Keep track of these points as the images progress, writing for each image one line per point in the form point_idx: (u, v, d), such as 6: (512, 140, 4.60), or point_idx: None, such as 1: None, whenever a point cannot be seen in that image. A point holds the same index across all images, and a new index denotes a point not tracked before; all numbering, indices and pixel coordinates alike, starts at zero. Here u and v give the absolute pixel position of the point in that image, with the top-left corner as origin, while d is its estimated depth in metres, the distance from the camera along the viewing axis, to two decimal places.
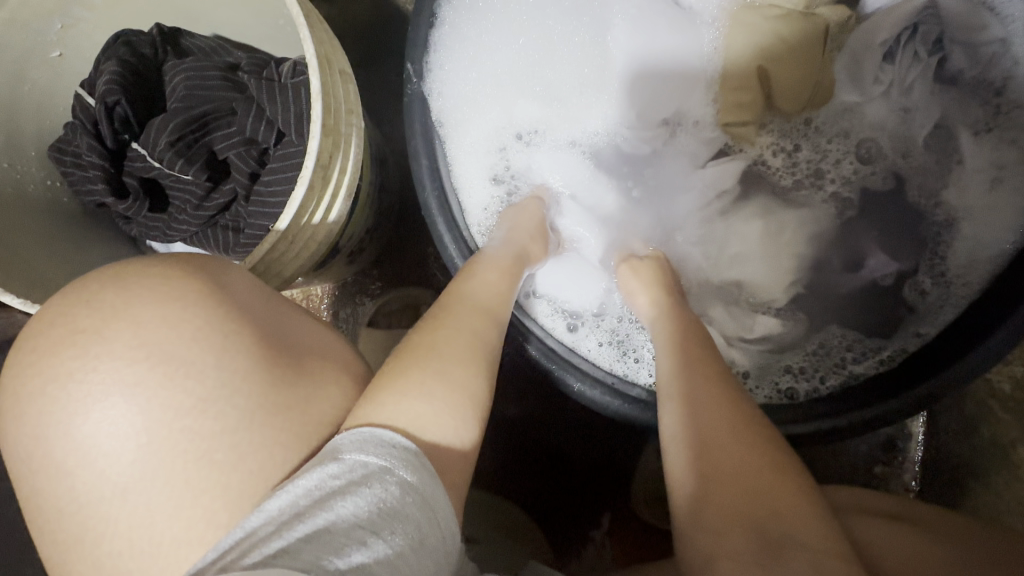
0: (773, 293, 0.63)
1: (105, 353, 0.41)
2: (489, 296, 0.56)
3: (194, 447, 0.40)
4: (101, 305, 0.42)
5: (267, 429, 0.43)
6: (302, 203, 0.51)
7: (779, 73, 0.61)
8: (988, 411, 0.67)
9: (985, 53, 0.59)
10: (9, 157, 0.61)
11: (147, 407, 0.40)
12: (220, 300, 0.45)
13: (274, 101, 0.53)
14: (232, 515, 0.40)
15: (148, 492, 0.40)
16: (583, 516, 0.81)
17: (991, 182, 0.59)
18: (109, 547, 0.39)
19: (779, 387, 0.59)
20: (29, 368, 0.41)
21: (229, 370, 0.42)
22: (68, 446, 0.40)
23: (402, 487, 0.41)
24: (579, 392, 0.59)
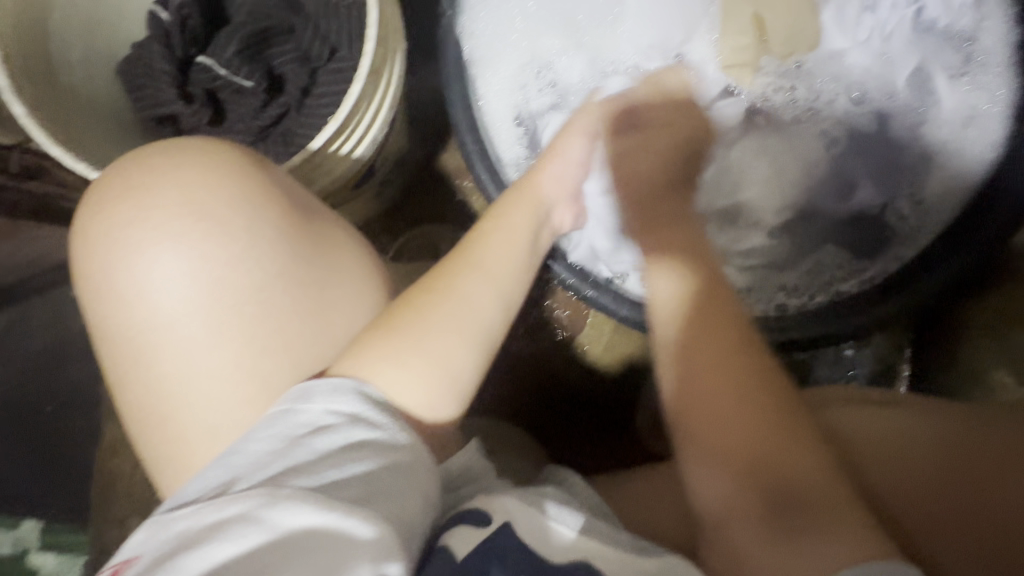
0: (763, 214, 0.70)
1: (158, 206, 0.46)
2: (498, 259, 0.55)
3: (230, 296, 0.46)
4: (156, 167, 0.47)
5: (290, 295, 0.47)
6: (360, 101, 0.53)
7: (770, 19, 0.70)
8: (967, 342, 0.78)
9: (955, 3, 0.67)
10: (83, 66, 0.58)
11: (192, 253, 0.46)
12: (249, 177, 0.48)
13: (330, 20, 0.57)
14: (257, 363, 0.46)
15: (191, 328, 0.45)
16: (588, 445, 0.88)
17: (965, 120, 0.67)
18: (155, 372, 0.46)
19: (774, 302, 0.70)
20: (98, 212, 0.47)
21: (260, 237, 0.47)
22: (124, 280, 0.46)
23: (369, 428, 0.45)
24: (594, 300, 0.68)
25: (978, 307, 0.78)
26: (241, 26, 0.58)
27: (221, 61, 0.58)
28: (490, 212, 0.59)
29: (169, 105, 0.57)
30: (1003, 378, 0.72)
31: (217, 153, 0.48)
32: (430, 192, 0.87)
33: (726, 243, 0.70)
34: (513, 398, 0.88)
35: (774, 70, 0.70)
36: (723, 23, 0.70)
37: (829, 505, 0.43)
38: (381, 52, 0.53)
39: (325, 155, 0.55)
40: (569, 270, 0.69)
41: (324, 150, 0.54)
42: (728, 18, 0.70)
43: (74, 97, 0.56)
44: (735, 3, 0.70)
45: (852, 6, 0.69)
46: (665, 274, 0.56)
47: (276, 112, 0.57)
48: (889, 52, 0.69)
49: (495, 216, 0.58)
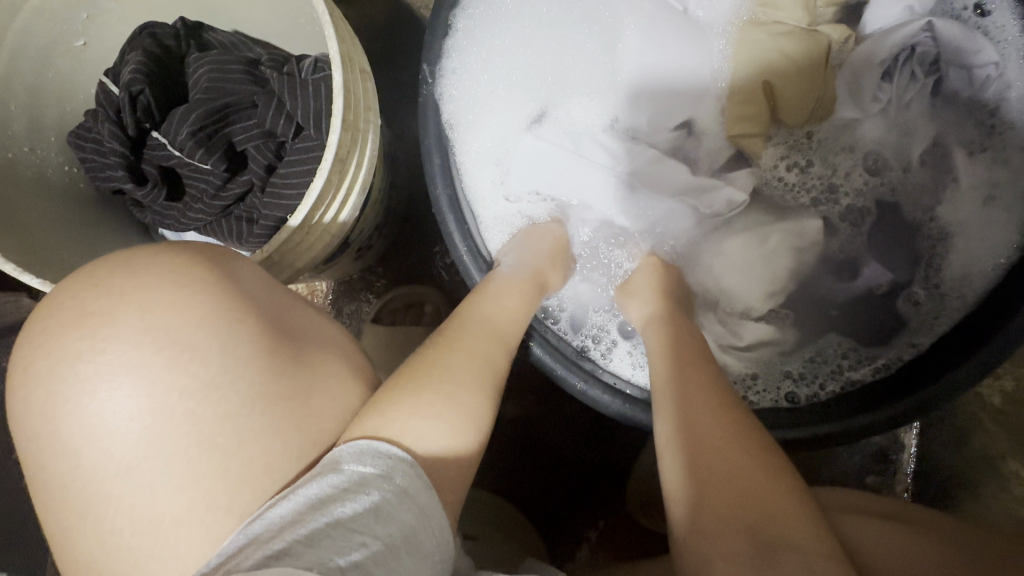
0: (750, 302, 0.66)
1: (113, 336, 0.41)
2: (506, 317, 0.56)
3: (197, 430, 0.41)
4: (116, 289, 0.43)
5: (268, 418, 0.42)
6: (323, 195, 0.48)
7: (782, 87, 0.63)
8: (979, 423, 0.75)
9: (980, 75, 0.62)
10: (30, 141, 0.54)
11: (157, 385, 0.41)
12: (228, 288, 0.44)
13: (293, 95, 0.51)
14: (231, 501, 0.41)
15: (151, 471, 0.40)
16: (579, 517, 0.83)
17: (985, 199, 0.62)
18: (110, 523, 0.40)
19: (781, 392, 0.64)
20: (42, 347, 0.42)
21: (234, 357, 0.42)
22: (74, 423, 0.41)
23: (397, 494, 0.42)
24: (581, 391, 0.60)
25: (988, 387, 0.74)
26: (198, 100, 0.52)
27: (174, 141, 0.52)
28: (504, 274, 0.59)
29: (118, 182, 0.53)
30: (1019, 471, 0.69)
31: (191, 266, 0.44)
32: (413, 249, 0.82)
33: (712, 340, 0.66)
34: (500, 467, 0.85)
35: (787, 134, 0.67)
36: (730, 92, 0.66)
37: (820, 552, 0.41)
38: (347, 138, 0.48)
39: (309, 227, 0.50)
40: (552, 354, 0.61)
41: (306, 224, 0.49)
42: (734, 88, 0.65)
43: (15, 176, 0.52)
44: (743, 71, 0.65)
45: (869, 74, 0.63)
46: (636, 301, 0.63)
47: (238, 190, 0.53)
48: (908, 120, 0.64)
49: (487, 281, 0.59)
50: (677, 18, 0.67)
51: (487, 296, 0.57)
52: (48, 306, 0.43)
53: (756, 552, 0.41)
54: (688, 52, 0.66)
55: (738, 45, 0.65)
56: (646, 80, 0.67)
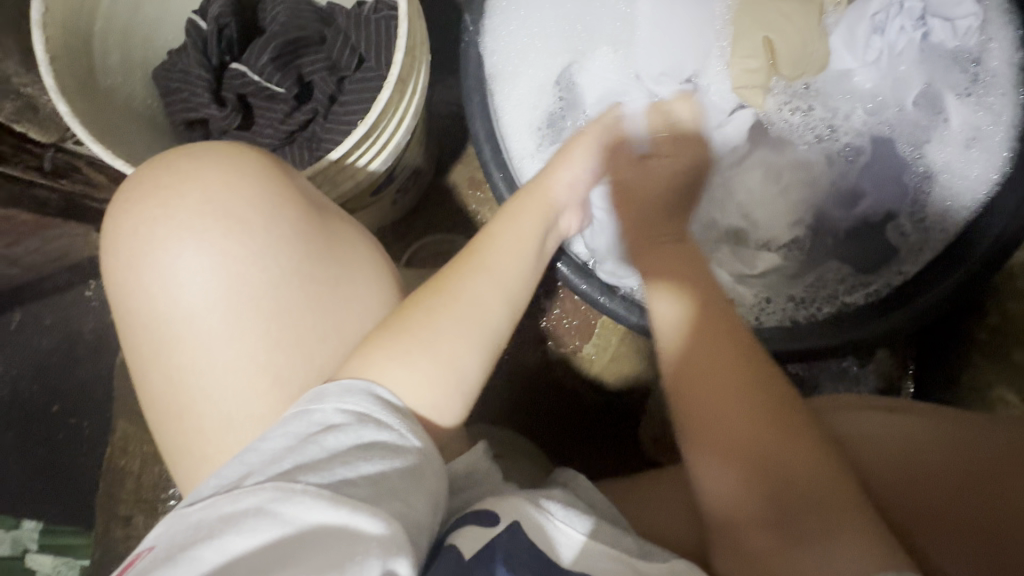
0: (774, 233, 0.73)
1: (182, 204, 0.47)
2: (507, 259, 0.56)
3: (249, 292, 0.47)
4: (181, 168, 0.49)
5: (304, 292, 0.49)
6: (387, 110, 0.55)
7: (779, 42, 0.71)
8: (969, 359, 0.81)
9: (964, 24, 0.67)
10: (122, 73, 0.61)
11: (217, 250, 0.47)
12: (273, 178, 0.50)
13: (359, 31, 0.59)
14: (270, 358, 0.47)
15: (211, 322, 0.47)
16: (595, 456, 0.89)
17: (969, 139, 0.69)
18: (174, 362, 0.47)
19: (787, 314, 0.70)
20: (124, 210, 0.49)
21: (278, 236, 0.48)
22: (150, 273, 0.47)
23: (377, 424, 0.46)
24: (605, 305, 0.68)
25: (976, 324, 0.81)
26: (274, 35, 0.60)
27: (254, 69, 0.60)
28: (501, 212, 0.60)
29: (202, 109, 0.60)
30: (1004, 395, 0.74)
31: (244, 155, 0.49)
32: (443, 201, 0.89)
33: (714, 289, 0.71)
34: (520, 407, 0.90)
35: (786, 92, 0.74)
36: (734, 46, 0.73)
37: (834, 499, 0.41)
38: (408, 62, 0.55)
39: (342, 166, 0.57)
40: (579, 274, 0.69)
41: (347, 156, 0.56)
42: (738, 42, 0.73)
43: (111, 101, 0.59)
44: (746, 29, 0.72)
45: (862, 27, 0.70)
46: (666, 298, 0.54)
47: (303, 117, 0.60)
48: (899, 70, 0.72)
49: (506, 216, 0.59)
50: None
51: (493, 239, 0.57)
52: (129, 177, 0.50)
53: (774, 500, 0.42)
54: (699, 13, 0.74)
55: (738, 9, 0.73)
56: (655, 41, 0.74)
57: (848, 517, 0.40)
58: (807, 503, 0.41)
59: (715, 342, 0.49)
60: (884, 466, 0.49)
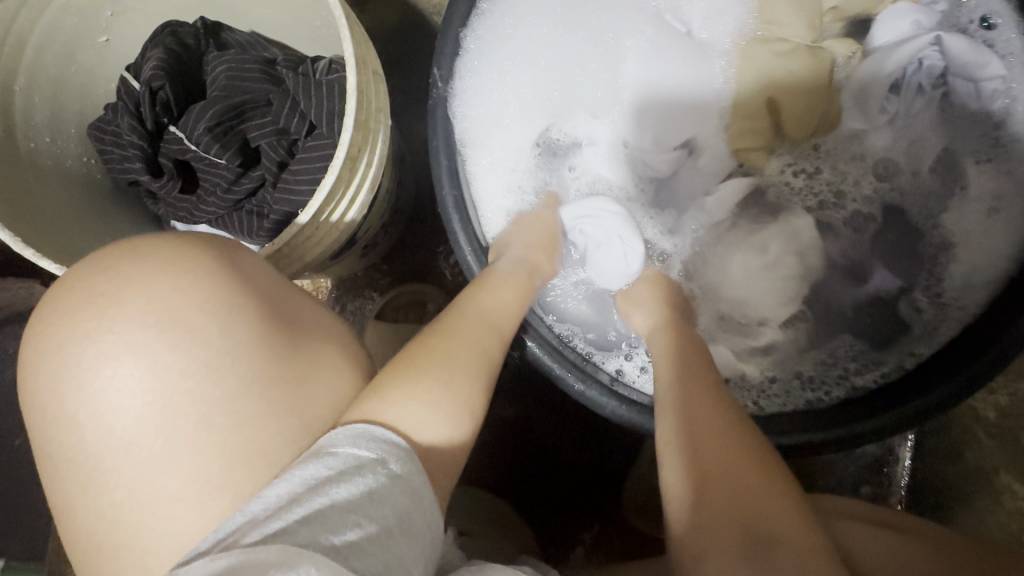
0: (764, 312, 0.66)
1: (119, 316, 0.42)
2: (502, 305, 0.57)
3: (200, 408, 0.41)
4: (120, 272, 0.43)
5: (263, 401, 0.43)
6: (334, 191, 0.50)
7: (786, 102, 0.65)
8: (973, 435, 0.75)
9: (988, 87, 0.63)
10: (51, 131, 0.55)
11: (161, 364, 0.41)
12: (231, 273, 0.45)
13: (307, 95, 0.53)
14: (226, 481, 0.41)
15: (153, 447, 0.41)
16: (575, 521, 0.84)
17: (988, 211, 0.63)
18: (110, 496, 0.41)
19: (797, 400, 0.64)
20: (49, 325, 0.43)
21: (232, 342, 0.43)
22: (77, 397, 0.41)
23: (392, 478, 0.42)
24: (580, 392, 0.60)
25: (983, 403, 0.75)
26: (214, 99, 0.54)
27: (192, 136, 0.54)
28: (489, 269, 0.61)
29: (135, 174, 0.55)
30: (1012, 485, 0.70)
31: (202, 253, 0.44)
32: (419, 248, 0.84)
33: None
34: (497, 463, 0.86)
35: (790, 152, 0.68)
36: (733, 109, 0.67)
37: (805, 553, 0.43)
38: (360, 136, 0.49)
39: (306, 233, 0.51)
40: (551, 353, 0.61)
41: (301, 233, 0.51)
42: (738, 101, 0.66)
43: (34, 166, 0.53)
44: (748, 86, 0.66)
45: (878, 87, 0.64)
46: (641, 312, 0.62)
47: (251, 185, 0.55)
48: (916, 132, 0.65)
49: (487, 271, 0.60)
50: (683, 38, 0.68)
51: (485, 289, 0.58)
52: (55, 287, 0.44)
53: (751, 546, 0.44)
54: (695, 63, 0.67)
55: (741, 62, 0.67)
56: (640, 98, 0.67)
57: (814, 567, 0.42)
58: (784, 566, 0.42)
59: (709, 386, 0.53)
60: (864, 537, 0.52)
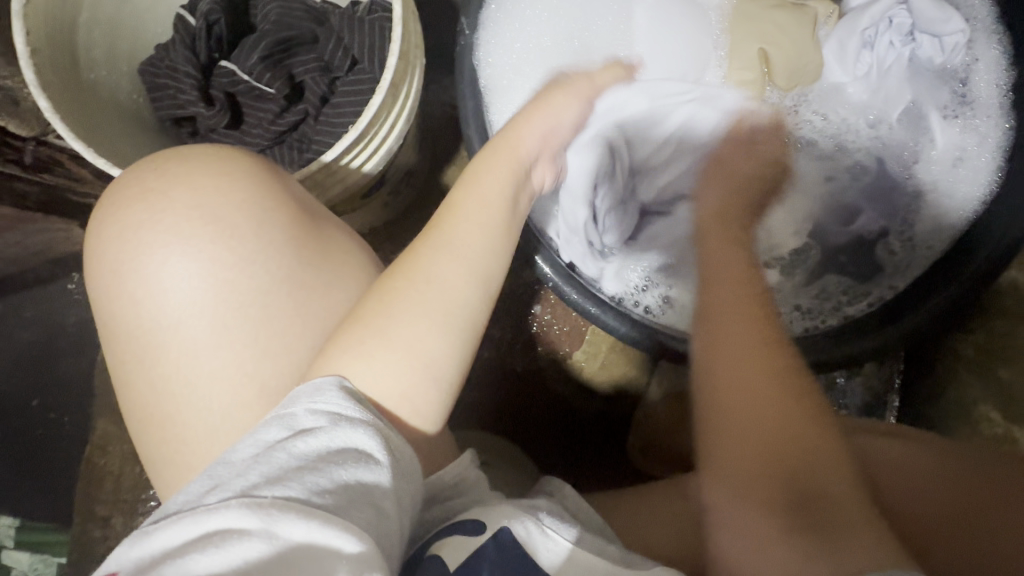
0: (783, 242, 0.72)
1: (170, 210, 0.46)
2: (482, 235, 0.52)
3: (237, 298, 0.46)
4: (168, 173, 0.47)
5: (293, 299, 0.47)
6: (379, 113, 0.54)
7: (774, 53, 0.71)
8: (955, 374, 0.81)
9: (950, 43, 0.67)
10: (107, 66, 0.59)
11: (205, 257, 0.45)
12: (264, 182, 0.48)
13: (352, 33, 0.58)
14: (258, 367, 0.45)
15: (196, 330, 0.45)
16: (585, 463, 0.89)
17: (954, 161, 0.70)
18: (160, 371, 0.45)
19: (793, 327, 0.69)
20: (110, 217, 0.47)
21: (268, 242, 0.47)
22: (134, 280, 0.45)
23: (352, 428, 0.43)
24: (596, 316, 0.66)
25: (963, 341, 0.81)
26: (265, 34, 0.59)
27: (244, 68, 0.59)
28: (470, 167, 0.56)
29: (189, 106, 0.59)
30: (989, 414, 0.76)
31: (239, 162, 0.48)
32: (435, 202, 0.88)
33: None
34: (509, 411, 0.90)
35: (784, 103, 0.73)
36: (731, 59, 0.72)
37: (852, 502, 0.40)
38: (402, 67, 0.54)
39: (339, 165, 0.55)
40: (567, 281, 0.66)
41: (336, 163, 0.55)
42: (733, 55, 0.72)
43: (95, 95, 0.57)
44: (741, 39, 0.72)
45: (852, 43, 0.70)
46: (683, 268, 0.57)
47: (294, 118, 0.59)
48: (885, 87, 0.72)
49: (473, 175, 0.54)
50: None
51: (463, 211, 0.52)
52: (115, 183, 0.48)
53: (789, 497, 0.41)
54: (696, 23, 0.74)
55: (731, 22, 0.73)
56: (647, 50, 0.74)
57: (860, 516, 0.39)
58: (833, 521, 0.39)
59: (755, 338, 0.48)
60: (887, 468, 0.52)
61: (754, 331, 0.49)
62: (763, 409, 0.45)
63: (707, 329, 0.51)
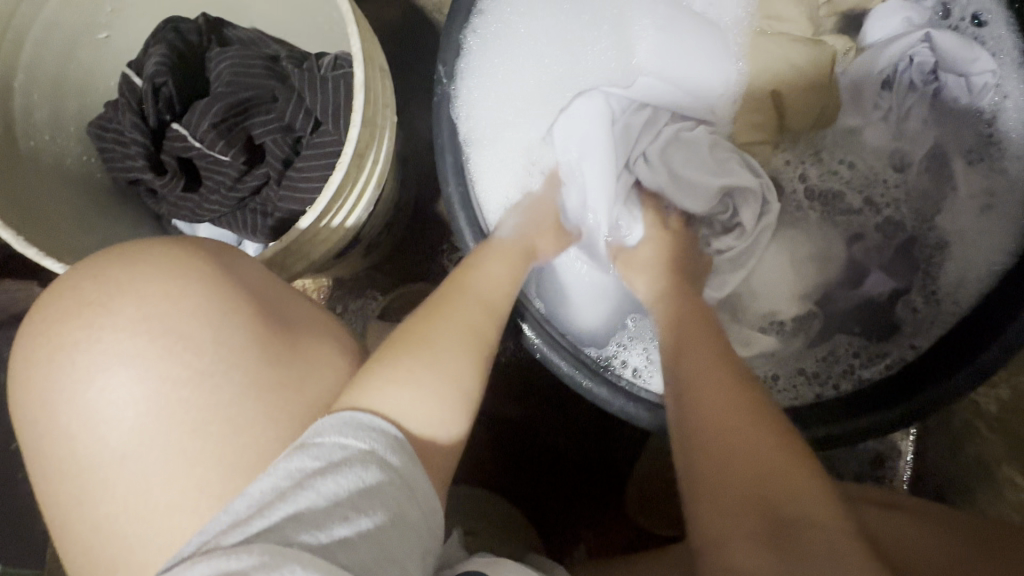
0: (777, 305, 0.67)
1: (110, 324, 0.41)
2: (501, 286, 0.56)
3: (193, 417, 0.40)
4: (110, 278, 0.42)
5: (258, 410, 0.41)
6: (342, 187, 0.49)
7: (789, 91, 0.65)
8: (976, 430, 0.75)
9: (979, 83, 0.62)
10: (51, 129, 0.55)
11: (154, 372, 0.41)
12: (223, 279, 0.44)
13: (314, 91, 0.53)
14: (223, 489, 0.39)
15: (145, 460, 0.40)
16: (581, 520, 0.84)
17: (981, 208, 0.64)
18: (105, 511, 0.39)
19: (800, 393, 0.64)
20: (43, 337, 0.42)
21: (228, 348, 0.42)
22: (69, 410, 0.41)
23: (385, 471, 0.41)
24: (588, 390, 0.60)
25: (984, 395, 0.75)
26: (218, 95, 0.53)
27: (195, 133, 0.54)
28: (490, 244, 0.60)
29: (139, 172, 0.55)
30: (1013, 476, 0.69)
31: (192, 258, 0.44)
32: (420, 246, 0.83)
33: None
34: (500, 465, 0.86)
35: (794, 146, 0.68)
36: (744, 96, 0.67)
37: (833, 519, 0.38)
38: (366, 133, 0.49)
39: (316, 230, 0.51)
40: (555, 348, 0.61)
41: (313, 228, 0.50)
42: (747, 92, 0.66)
43: (35, 165, 0.53)
44: (750, 78, 0.66)
45: (870, 83, 0.65)
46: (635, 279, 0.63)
47: (255, 182, 0.54)
48: (908, 131, 0.65)
49: (490, 250, 0.59)
50: (688, 18, 0.68)
51: (491, 278, 0.56)
52: (47, 297, 0.43)
53: (776, 534, 0.37)
54: (706, 50, 0.67)
55: (751, 55, 0.66)
56: (647, 89, 0.66)
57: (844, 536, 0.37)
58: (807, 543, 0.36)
59: (718, 362, 0.50)
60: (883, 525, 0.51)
61: (716, 353, 0.51)
62: (735, 424, 0.44)
63: (676, 350, 0.53)
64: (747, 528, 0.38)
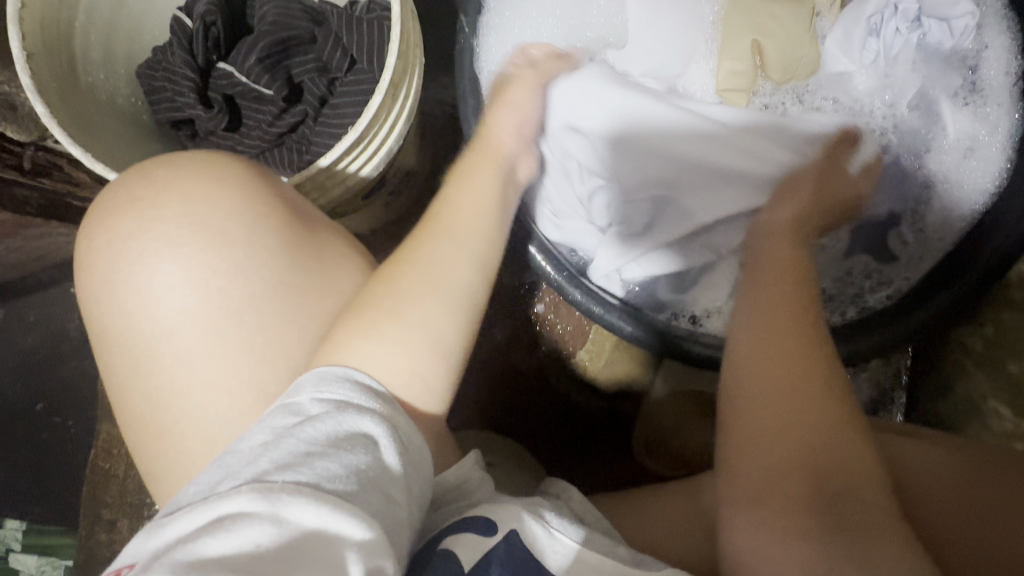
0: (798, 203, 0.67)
1: (158, 218, 0.45)
2: (473, 223, 0.53)
3: (229, 306, 0.45)
4: (156, 180, 0.47)
5: (289, 305, 0.46)
6: (379, 113, 0.53)
7: (769, 45, 0.68)
8: (964, 370, 0.78)
9: (959, 25, 0.66)
10: (104, 69, 0.59)
11: (196, 264, 0.45)
12: (254, 188, 0.48)
13: (351, 32, 0.58)
14: (254, 374, 0.45)
15: (189, 338, 0.45)
16: (590, 462, 0.88)
17: (967, 148, 0.68)
18: (154, 381, 0.45)
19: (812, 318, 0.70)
20: (100, 225, 0.46)
21: (260, 248, 0.46)
22: (123, 290, 0.45)
23: (366, 419, 0.42)
24: (601, 316, 0.66)
25: (972, 335, 0.78)
26: (263, 35, 0.59)
27: (242, 69, 0.59)
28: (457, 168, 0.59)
29: (188, 108, 0.59)
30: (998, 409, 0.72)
31: (228, 168, 0.48)
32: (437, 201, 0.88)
33: (696, 306, 0.70)
34: (512, 410, 0.90)
35: (775, 94, 0.71)
36: (721, 49, 0.70)
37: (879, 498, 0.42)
38: (403, 64, 0.54)
39: (332, 173, 0.55)
40: (570, 281, 0.67)
41: (333, 167, 0.54)
42: (725, 46, 0.70)
43: (94, 101, 0.57)
44: (733, 30, 0.69)
45: (858, 30, 0.68)
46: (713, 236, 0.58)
47: (293, 119, 0.59)
48: (895, 74, 0.70)
49: (463, 170, 0.58)
50: None
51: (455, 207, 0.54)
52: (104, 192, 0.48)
53: (819, 504, 0.42)
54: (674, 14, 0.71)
55: (728, 10, 0.70)
56: (642, 41, 0.72)
57: (885, 517, 0.40)
58: (850, 512, 0.41)
59: (781, 317, 0.51)
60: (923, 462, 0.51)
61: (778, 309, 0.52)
62: (792, 393, 0.46)
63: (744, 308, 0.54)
64: (792, 529, 0.41)
